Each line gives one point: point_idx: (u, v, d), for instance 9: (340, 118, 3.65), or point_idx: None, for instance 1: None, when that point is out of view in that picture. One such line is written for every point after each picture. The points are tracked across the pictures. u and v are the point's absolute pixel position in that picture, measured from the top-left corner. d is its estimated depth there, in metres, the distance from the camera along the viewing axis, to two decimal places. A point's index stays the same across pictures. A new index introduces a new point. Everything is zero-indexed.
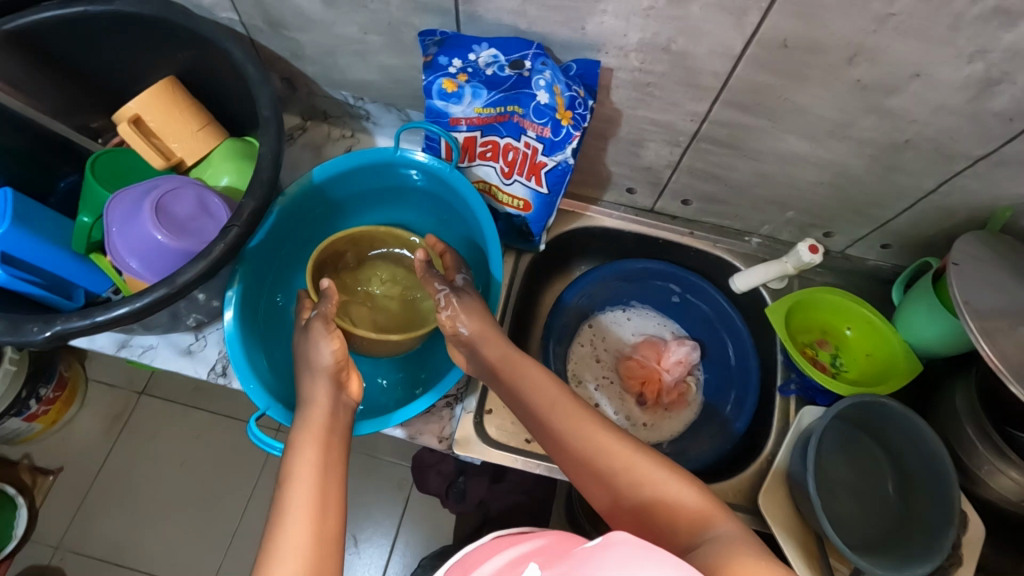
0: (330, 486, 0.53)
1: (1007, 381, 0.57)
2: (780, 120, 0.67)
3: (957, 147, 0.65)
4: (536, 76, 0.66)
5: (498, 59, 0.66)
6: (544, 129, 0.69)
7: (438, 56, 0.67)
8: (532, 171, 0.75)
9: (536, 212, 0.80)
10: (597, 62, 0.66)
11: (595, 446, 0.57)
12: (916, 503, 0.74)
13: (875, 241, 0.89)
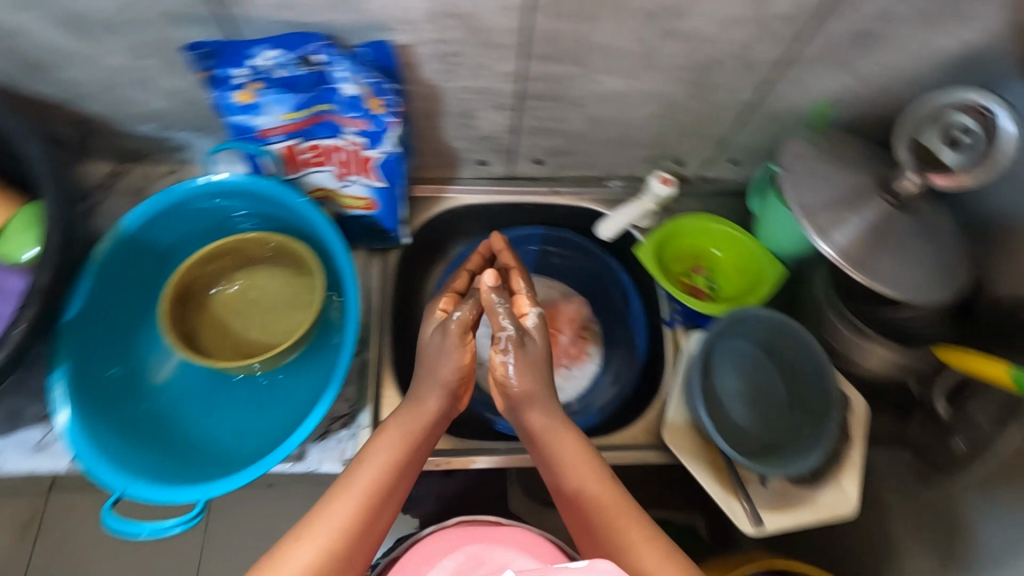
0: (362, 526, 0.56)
1: (848, 271, 0.65)
2: (589, 63, 0.67)
3: (757, 55, 0.67)
4: (332, 69, 0.61)
5: (284, 60, 0.60)
6: (361, 123, 0.66)
7: (217, 69, 0.60)
8: (364, 168, 0.71)
9: (383, 208, 0.77)
10: (387, 41, 0.61)
11: (588, 492, 0.59)
12: (804, 398, 0.80)
13: (723, 159, 0.91)
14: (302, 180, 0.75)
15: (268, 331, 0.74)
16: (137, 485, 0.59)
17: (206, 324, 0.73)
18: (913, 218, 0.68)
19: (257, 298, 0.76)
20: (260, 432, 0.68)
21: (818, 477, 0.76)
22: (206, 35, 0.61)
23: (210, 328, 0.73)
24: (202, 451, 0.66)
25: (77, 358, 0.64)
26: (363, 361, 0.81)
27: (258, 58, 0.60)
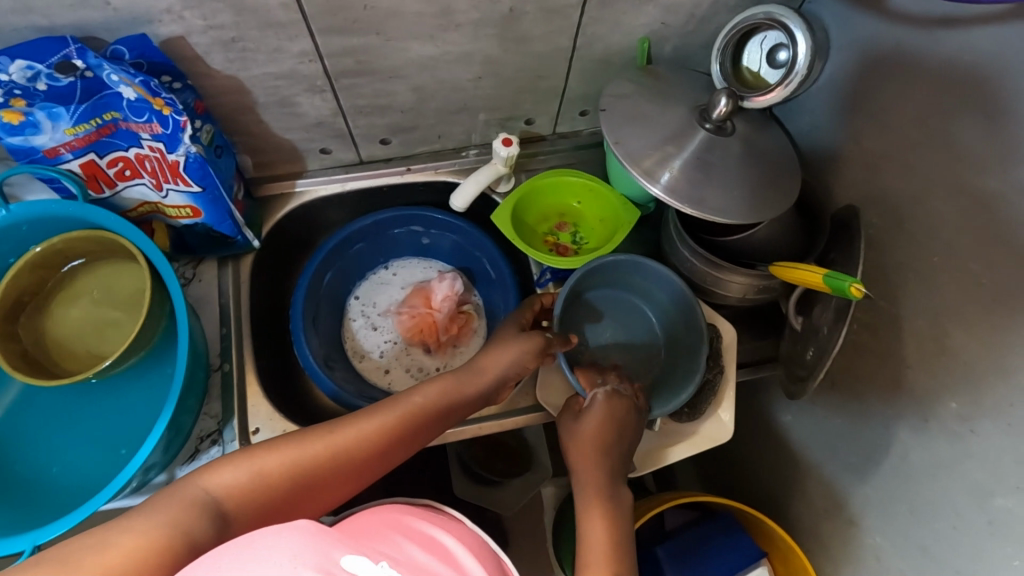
0: (339, 462, 0.54)
1: (676, 205, 0.65)
2: (384, 29, 0.65)
3: (555, 0, 0.66)
4: (99, 73, 0.57)
5: (37, 69, 0.55)
6: (153, 126, 0.62)
7: None
8: (175, 175, 0.67)
9: (209, 213, 0.72)
10: (146, 34, 0.58)
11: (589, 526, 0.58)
12: (676, 336, 0.81)
13: (573, 111, 0.90)
14: (117, 198, 0.71)
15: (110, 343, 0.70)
16: None
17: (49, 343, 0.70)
18: (735, 140, 0.69)
19: (101, 309, 0.72)
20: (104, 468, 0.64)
21: (697, 411, 0.77)
22: None
23: (53, 343, 0.70)
24: (40, 499, 0.62)
25: None
26: (225, 375, 0.77)
27: (6, 71, 0.55)
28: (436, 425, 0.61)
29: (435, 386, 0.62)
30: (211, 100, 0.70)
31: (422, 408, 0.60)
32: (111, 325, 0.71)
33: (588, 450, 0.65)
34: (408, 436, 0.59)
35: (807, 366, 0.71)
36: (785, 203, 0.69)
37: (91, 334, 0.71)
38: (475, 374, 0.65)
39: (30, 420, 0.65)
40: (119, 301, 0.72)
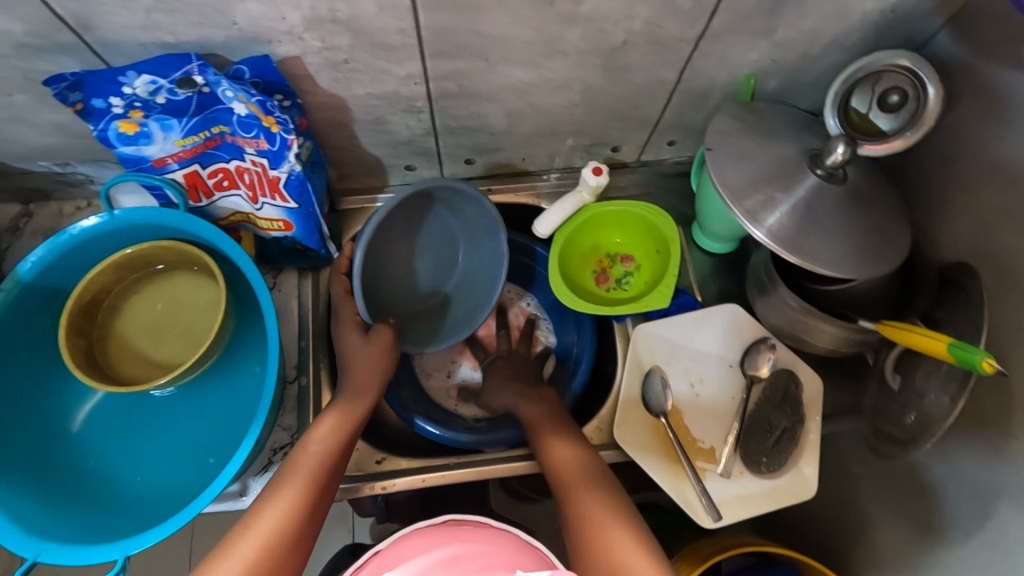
0: (286, 534, 0.57)
1: (782, 254, 0.61)
2: (492, 57, 0.63)
3: (670, 34, 0.63)
4: (217, 88, 0.57)
5: (159, 84, 0.57)
6: (259, 142, 0.62)
7: (89, 100, 0.56)
8: (273, 189, 0.67)
9: (301, 228, 0.72)
10: (267, 56, 0.58)
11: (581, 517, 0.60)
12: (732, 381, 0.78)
13: (661, 141, 0.86)
14: (211, 208, 0.71)
15: (176, 350, 0.69)
16: (49, 548, 0.56)
17: (116, 345, 0.69)
18: (845, 189, 0.66)
19: (170, 311, 0.70)
20: (189, 477, 0.64)
21: (778, 463, 0.74)
22: (70, 64, 0.56)
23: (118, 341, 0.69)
24: (127, 504, 0.63)
25: None
26: (300, 389, 0.77)
27: (130, 85, 0.56)
28: (341, 464, 0.65)
29: (329, 426, 0.66)
30: (308, 116, 0.69)
31: (329, 452, 0.64)
32: (178, 334, 0.70)
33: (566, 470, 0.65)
34: (324, 473, 0.63)
35: (905, 431, 0.68)
36: (897, 257, 0.65)
37: (154, 338, 0.70)
38: (356, 390, 0.70)
39: (121, 425, 0.67)
40: (190, 306, 0.71)
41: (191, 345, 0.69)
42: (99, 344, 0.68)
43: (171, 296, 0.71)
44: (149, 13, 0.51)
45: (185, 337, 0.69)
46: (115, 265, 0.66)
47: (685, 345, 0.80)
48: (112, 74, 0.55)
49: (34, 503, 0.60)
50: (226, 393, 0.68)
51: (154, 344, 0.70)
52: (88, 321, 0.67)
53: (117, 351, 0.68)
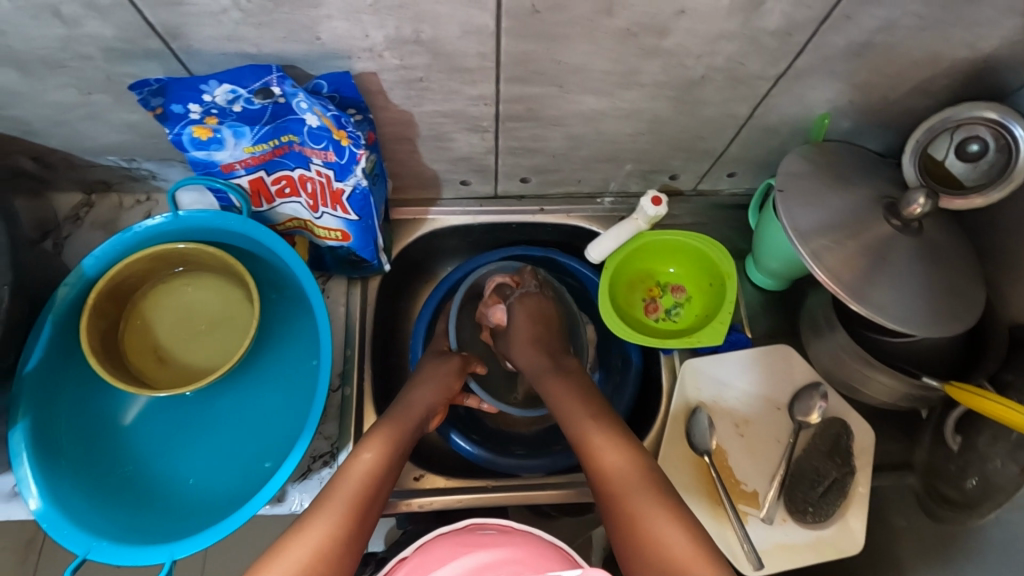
0: (329, 554, 0.57)
1: (845, 302, 0.60)
2: (566, 83, 0.62)
3: (750, 71, 0.62)
4: (293, 99, 0.57)
5: (239, 93, 0.57)
6: (328, 154, 0.62)
7: (169, 105, 0.57)
8: (335, 200, 0.67)
9: (358, 239, 0.72)
10: (348, 71, 0.58)
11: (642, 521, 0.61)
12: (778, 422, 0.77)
13: (721, 172, 0.84)
14: (271, 215, 0.72)
15: (198, 350, 0.68)
16: (99, 546, 0.58)
17: (140, 334, 0.68)
18: (919, 240, 0.64)
19: (193, 309, 0.70)
20: (230, 478, 0.65)
21: (823, 514, 0.72)
22: (154, 68, 0.57)
23: (142, 330, 0.69)
24: (167, 502, 0.64)
25: (36, 411, 0.62)
26: (344, 398, 0.77)
27: (211, 93, 0.56)
28: (389, 479, 0.65)
29: (374, 449, 0.66)
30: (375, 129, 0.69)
31: (371, 475, 0.63)
32: (201, 334, 0.69)
33: (618, 482, 0.64)
34: (370, 496, 0.62)
35: (966, 495, 0.69)
36: (970, 316, 0.63)
37: (175, 332, 0.69)
38: (406, 417, 0.70)
39: (162, 422, 0.67)
40: (220, 307, 0.70)
41: (215, 349, 0.68)
42: (122, 331, 0.68)
43: (199, 292, 0.71)
44: (238, 26, 0.51)
45: (209, 340, 0.69)
46: (151, 257, 0.66)
47: (735, 385, 0.78)
48: (195, 82, 0.56)
49: (78, 496, 0.61)
50: (270, 397, 0.69)
51: (177, 337, 0.69)
52: (116, 302, 0.67)
53: (138, 339, 0.68)
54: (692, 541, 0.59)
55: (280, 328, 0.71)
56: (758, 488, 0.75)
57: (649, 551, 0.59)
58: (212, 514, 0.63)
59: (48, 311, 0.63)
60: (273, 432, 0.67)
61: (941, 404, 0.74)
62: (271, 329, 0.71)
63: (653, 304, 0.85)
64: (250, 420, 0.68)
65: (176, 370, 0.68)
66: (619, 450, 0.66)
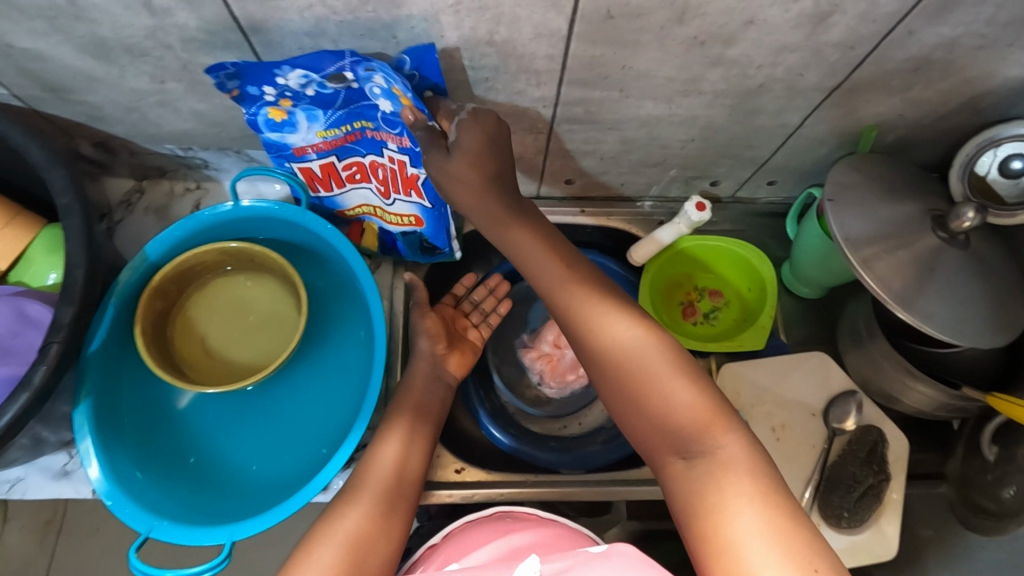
0: (363, 545, 0.55)
1: (894, 310, 0.61)
2: (628, 88, 0.63)
3: (808, 83, 0.63)
4: (366, 84, 0.56)
5: (312, 78, 0.56)
6: (402, 139, 0.63)
7: (245, 88, 0.57)
8: (408, 186, 0.69)
9: (430, 226, 0.74)
10: (432, 46, 0.54)
11: (656, 396, 0.54)
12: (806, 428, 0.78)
13: (762, 180, 0.85)
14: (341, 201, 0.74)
15: (248, 340, 0.69)
16: (161, 525, 0.60)
17: (195, 320, 0.70)
18: (966, 253, 0.66)
19: (245, 300, 0.71)
20: (287, 465, 0.67)
21: (857, 519, 0.74)
22: (231, 59, 0.58)
23: (194, 319, 0.70)
24: (224, 484, 0.66)
25: (98, 390, 0.64)
26: (388, 388, 0.77)
27: (284, 77, 0.55)
28: (415, 467, 0.64)
29: (395, 432, 0.65)
30: None
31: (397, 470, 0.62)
32: (250, 325, 0.70)
33: (627, 346, 0.57)
34: (395, 483, 0.61)
35: (1001, 505, 0.73)
36: (1015, 329, 0.64)
37: (228, 325, 0.70)
38: (415, 389, 0.71)
39: (216, 407, 0.69)
40: (274, 305, 0.71)
41: (264, 348, 0.69)
42: (177, 316, 0.69)
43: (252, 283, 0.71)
44: (320, 21, 0.53)
45: (260, 336, 0.69)
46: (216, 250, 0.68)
47: (773, 388, 0.80)
48: (270, 67, 0.54)
49: (138, 475, 0.64)
50: (324, 389, 0.70)
51: (229, 326, 0.70)
52: (177, 285, 0.69)
53: (192, 326, 0.70)
54: (700, 397, 0.53)
55: (333, 319, 0.73)
56: (794, 491, 0.76)
57: (646, 401, 0.54)
58: (270, 498, 0.65)
59: (112, 294, 0.64)
60: (327, 420, 0.69)
61: (976, 416, 0.75)
62: (321, 324, 0.72)
63: (689, 307, 0.86)
64: (300, 412, 0.69)
65: (228, 363, 0.69)
66: (614, 311, 0.59)
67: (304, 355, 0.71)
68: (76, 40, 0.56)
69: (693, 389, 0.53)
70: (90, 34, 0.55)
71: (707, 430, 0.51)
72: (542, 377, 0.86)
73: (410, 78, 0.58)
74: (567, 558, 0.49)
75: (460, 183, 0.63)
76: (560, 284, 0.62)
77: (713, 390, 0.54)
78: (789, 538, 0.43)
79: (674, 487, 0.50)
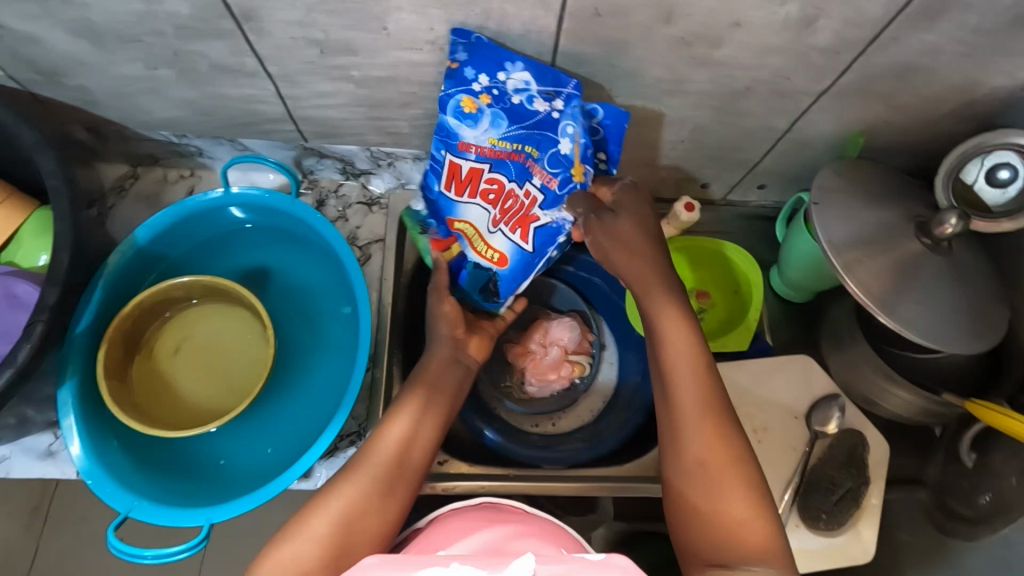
0: (362, 513, 0.55)
1: (875, 313, 0.61)
2: (616, 87, 0.64)
3: (794, 87, 0.64)
4: (564, 121, 0.63)
5: (529, 86, 0.61)
6: (551, 179, 0.67)
7: (468, 66, 0.58)
8: (521, 223, 0.69)
9: (512, 269, 0.70)
10: (625, 113, 0.64)
11: (691, 440, 0.56)
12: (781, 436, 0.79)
13: (752, 183, 0.85)
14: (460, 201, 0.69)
15: (224, 368, 0.71)
16: (140, 506, 0.62)
17: (179, 335, 0.72)
18: (949, 260, 0.66)
19: (225, 330, 0.72)
20: (269, 459, 0.69)
21: (836, 522, 0.74)
22: (220, 47, 0.59)
23: (168, 347, 0.71)
24: (203, 473, 0.68)
25: (82, 371, 0.66)
26: (373, 379, 0.76)
27: (508, 74, 0.60)
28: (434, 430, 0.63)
29: (413, 399, 0.64)
30: (424, 121, 0.71)
31: (407, 438, 0.61)
32: (226, 357, 0.72)
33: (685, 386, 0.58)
34: (409, 448, 0.61)
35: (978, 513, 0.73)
36: (995, 335, 0.65)
37: (196, 359, 0.72)
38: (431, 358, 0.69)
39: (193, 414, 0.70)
40: (251, 338, 0.72)
41: (230, 384, 0.70)
42: (157, 326, 0.71)
43: (234, 312, 0.73)
44: (311, 11, 0.53)
45: (226, 379, 0.70)
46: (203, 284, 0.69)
47: (756, 390, 0.80)
48: (502, 59, 0.59)
49: (119, 458, 0.66)
50: (308, 384, 0.72)
51: (208, 347, 0.72)
52: (168, 301, 0.70)
53: (172, 341, 0.72)
54: (756, 514, 0.52)
55: (317, 327, 0.74)
56: (774, 494, 0.76)
57: (697, 486, 0.54)
58: (252, 487, 0.66)
59: (100, 276, 0.67)
60: (306, 421, 0.70)
61: (958, 421, 0.75)
62: (305, 333, 0.74)
63: None
64: (277, 415, 0.71)
65: (202, 387, 0.70)
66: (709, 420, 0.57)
67: (283, 361, 0.72)
68: (68, 24, 0.57)
69: (751, 504, 0.53)
70: (81, 19, 0.56)
71: (756, 555, 0.50)
72: (523, 374, 0.86)
73: (594, 132, 0.66)
74: (564, 566, 0.46)
75: (622, 243, 0.65)
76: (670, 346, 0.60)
77: (771, 511, 0.53)
78: None
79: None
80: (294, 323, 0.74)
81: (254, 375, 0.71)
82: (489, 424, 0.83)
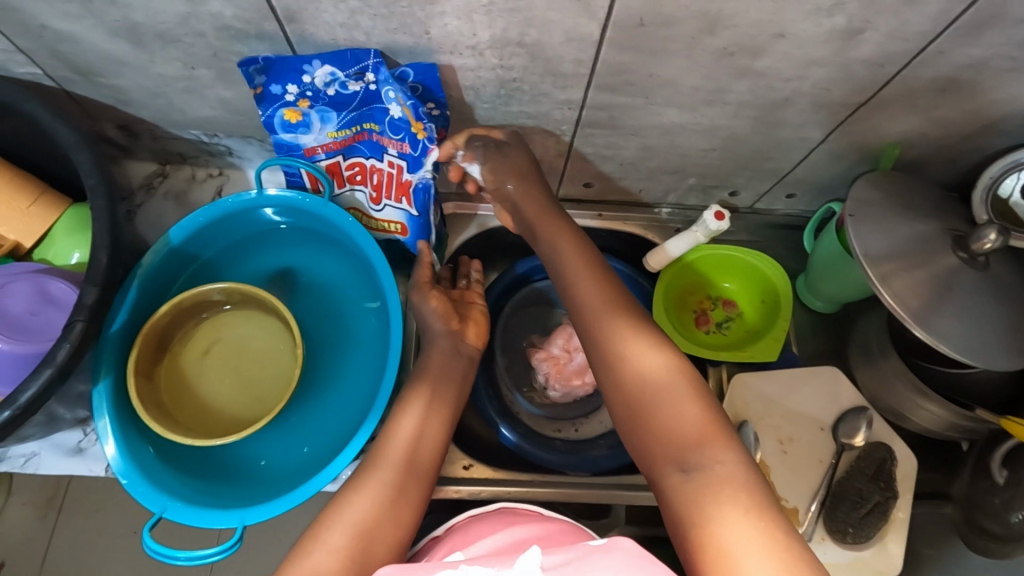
0: (373, 528, 0.56)
1: (910, 327, 0.61)
2: (653, 95, 0.64)
3: (833, 98, 0.63)
4: (383, 88, 0.60)
5: (336, 76, 0.60)
6: (403, 145, 0.66)
7: (269, 85, 0.61)
8: (400, 191, 0.71)
9: (414, 234, 0.76)
10: (434, 66, 0.59)
11: (618, 356, 0.58)
12: (809, 448, 0.78)
13: (781, 192, 0.85)
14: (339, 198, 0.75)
15: (253, 373, 0.71)
16: (172, 507, 0.62)
17: (205, 339, 0.72)
18: (987, 275, 0.66)
19: (252, 335, 0.72)
20: (304, 458, 0.69)
21: (862, 536, 0.73)
22: (261, 50, 0.59)
23: (196, 350, 0.71)
24: (234, 475, 0.68)
25: (116, 372, 0.66)
26: None
27: (311, 74, 0.59)
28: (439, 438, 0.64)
29: (416, 407, 0.65)
30: (456, 125, 0.71)
31: (418, 435, 0.63)
32: (253, 363, 0.71)
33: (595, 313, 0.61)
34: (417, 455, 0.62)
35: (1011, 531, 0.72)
36: None
37: (224, 364, 0.71)
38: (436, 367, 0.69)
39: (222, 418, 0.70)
40: (280, 343, 0.72)
41: (259, 393, 0.70)
42: (187, 328, 0.71)
43: (263, 317, 0.73)
44: (355, 15, 0.53)
45: (255, 384, 0.70)
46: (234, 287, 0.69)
47: (783, 400, 0.79)
48: (298, 63, 0.59)
49: (151, 459, 0.66)
50: (339, 387, 0.72)
51: (235, 351, 0.72)
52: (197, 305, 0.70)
53: (200, 345, 0.72)
54: (706, 414, 0.53)
55: (347, 329, 0.74)
56: (800, 505, 0.76)
57: (632, 402, 0.56)
58: (284, 489, 0.66)
59: (134, 277, 0.67)
60: (338, 424, 0.70)
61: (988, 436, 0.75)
62: (335, 336, 0.74)
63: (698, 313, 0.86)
64: (309, 417, 0.71)
65: (230, 394, 0.70)
66: (628, 329, 0.60)
67: (314, 364, 0.73)
68: (111, 25, 0.57)
69: (700, 408, 0.54)
70: (125, 19, 0.56)
71: (708, 450, 0.51)
72: (547, 379, 0.87)
73: (415, 91, 0.61)
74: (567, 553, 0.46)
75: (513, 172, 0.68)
76: (584, 284, 0.64)
77: (709, 405, 0.54)
78: (754, 516, 0.46)
79: (672, 499, 0.50)
80: (324, 326, 0.74)
81: (283, 380, 0.71)
82: (504, 420, 0.81)
